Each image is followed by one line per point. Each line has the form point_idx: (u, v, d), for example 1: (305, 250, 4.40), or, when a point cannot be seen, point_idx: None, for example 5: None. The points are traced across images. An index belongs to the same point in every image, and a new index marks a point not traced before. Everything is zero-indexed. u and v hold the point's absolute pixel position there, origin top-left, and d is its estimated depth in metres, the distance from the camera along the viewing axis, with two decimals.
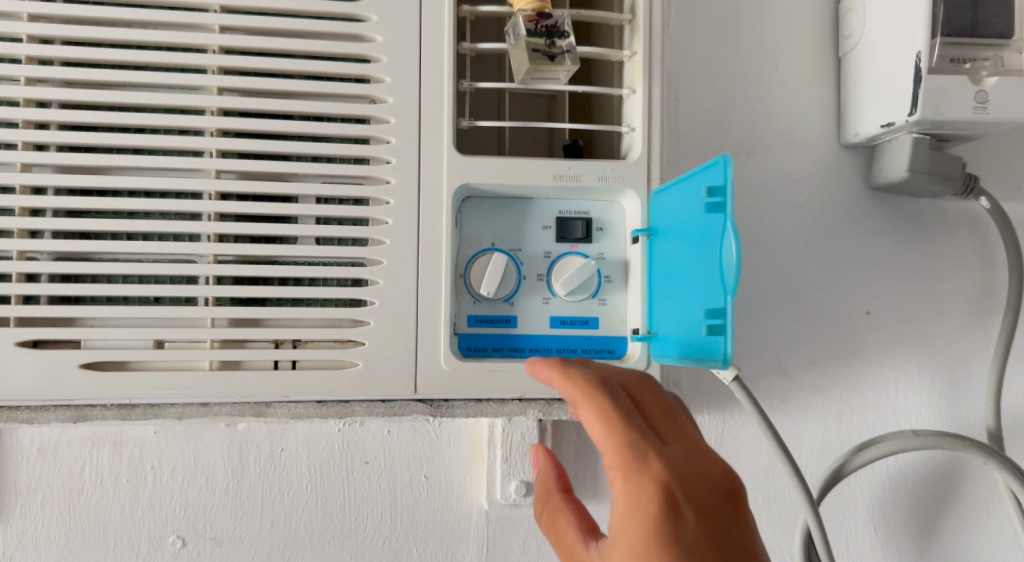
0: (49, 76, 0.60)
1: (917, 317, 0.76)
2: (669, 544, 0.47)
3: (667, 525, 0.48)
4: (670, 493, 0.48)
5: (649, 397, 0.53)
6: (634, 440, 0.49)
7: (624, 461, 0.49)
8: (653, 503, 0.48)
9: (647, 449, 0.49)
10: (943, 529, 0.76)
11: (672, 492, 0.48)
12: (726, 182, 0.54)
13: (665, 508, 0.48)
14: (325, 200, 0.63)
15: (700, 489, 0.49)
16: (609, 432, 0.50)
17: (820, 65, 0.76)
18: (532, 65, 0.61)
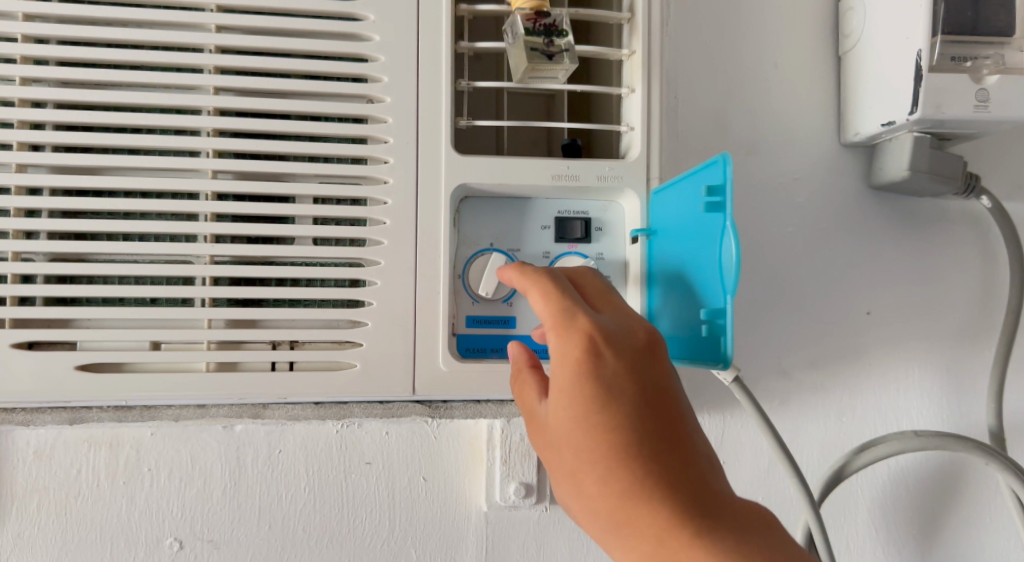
0: (44, 76, 0.60)
1: (918, 317, 0.76)
2: (597, 388, 0.50)
3: (594, 372, 0.51)
4: (597, 345, 0.51)
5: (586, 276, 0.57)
6: (566, 303, 0.53)
7: (556, 319, 0.53)
8: (580, 352, 0.51)
9: (576, 308, 0.53)
10: (944, 530, 0.75)
11: (599, 343, 0.51)
12: (725, 182, 0.53)
13: (592, 356, 0.51)
14: (322, 200, 0.63)
15: (627, 342, 0.52)
16: (545, 300, 0.54)
17: (820, 63, 0.76)
18: (530, 64, 0.61)
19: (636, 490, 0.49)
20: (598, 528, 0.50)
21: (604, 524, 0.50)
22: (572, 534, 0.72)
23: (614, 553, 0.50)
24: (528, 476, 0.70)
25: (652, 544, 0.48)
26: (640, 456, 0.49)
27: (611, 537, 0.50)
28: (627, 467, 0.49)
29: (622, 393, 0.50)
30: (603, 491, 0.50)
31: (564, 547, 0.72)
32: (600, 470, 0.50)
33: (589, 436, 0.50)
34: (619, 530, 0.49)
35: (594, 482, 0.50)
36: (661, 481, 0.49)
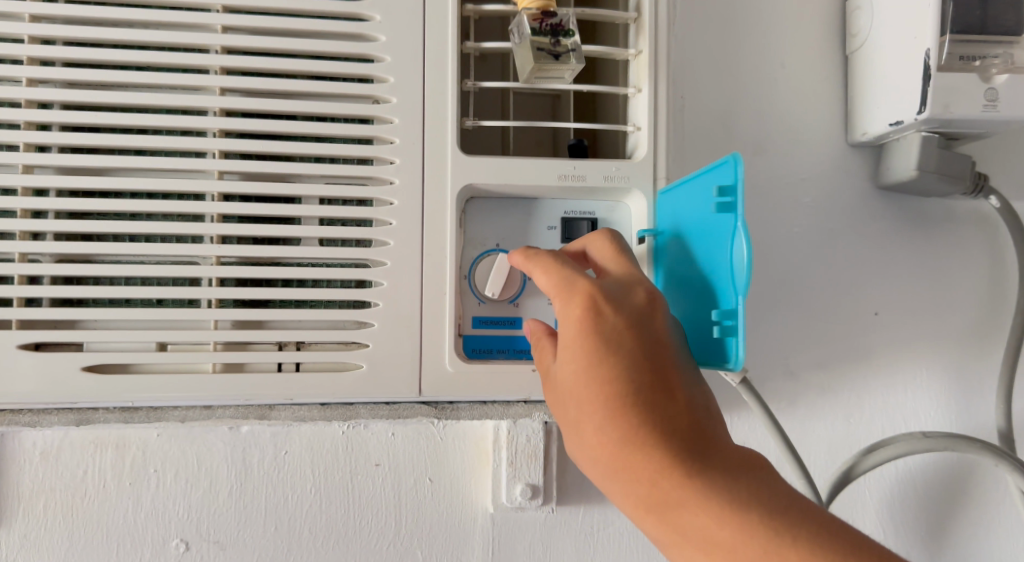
0: (51, 77, 0.60)
1: (926, 318, 0.75)
2: (596, 343, 0.54)
3: (594, 330, 0.54)
4: (597, 305, 0.55)
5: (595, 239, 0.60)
6: (567, 270, 0.57)
7: (558, 285, 0.56)
8: (580, 312, 0.55)
9: (577, 273, 0.56)
10: (953, 532, 0.75)
11: (598, 303, 0.55)
12: (736, 181, 0.53)
13: (591, 315, 0.55)
14: (328, 201, 0.62)
15: (627, 300, 0.56)
16: (546, 270, 0.57)
17: (827, 63, 0.76)
18: (536, 64, 0.61)
19: (633, 435, 0.52)
20: (599, 471, 0.54)
21: (604, 467, 0.53)
22: (579, 536, 0.72)
23: (614, 494, 0.54)
24: (534, 477, 0.70)
25: (648, 484, 0.52)
26: (637, 404, 0.53)
27: (610, 479, 0.53)
28: (625, 415, 0.53)
29: (620, 347, 0.54)
30: (602, 436, 0.53)
31: (570, 549, 0.72)
32: (598, 417, 0.53)
33: (590, 387, 0.53)
34: (617, 473, 0.53)
35: (594, 429, 0.53)
36: (656, 426, 0.52)
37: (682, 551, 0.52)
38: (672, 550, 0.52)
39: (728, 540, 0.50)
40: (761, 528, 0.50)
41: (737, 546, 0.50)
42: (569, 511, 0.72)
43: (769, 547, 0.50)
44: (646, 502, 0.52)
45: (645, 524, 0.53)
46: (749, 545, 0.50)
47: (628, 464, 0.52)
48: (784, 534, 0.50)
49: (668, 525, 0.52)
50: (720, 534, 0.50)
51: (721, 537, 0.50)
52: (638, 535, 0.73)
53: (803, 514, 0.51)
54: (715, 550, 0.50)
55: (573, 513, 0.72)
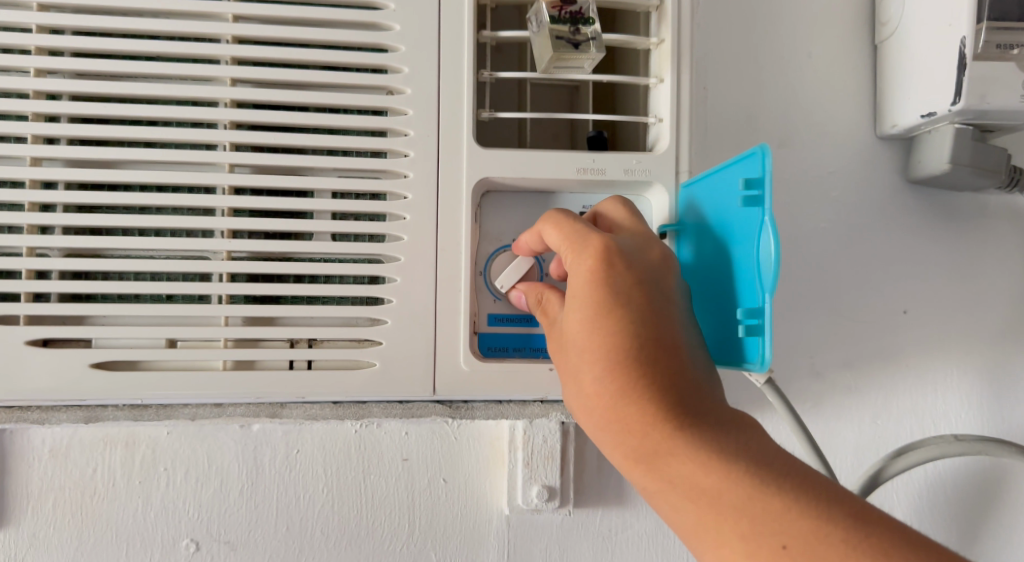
0: (59, 68, 0.59)
1: (957, 317, 0.73)
2: (604, 294, 0.53)
3: (603, 281, 0.53)
4: (610, 259, 0.54)
5: (608, 203, 0.59)
6: (581, 225, 0.56)
7: (569, 240, 0.55)
8: (591, 263, 0.54)
9: (591, 230, 0.55)
10: (985, 538, 0.72)
11: (611, 257, 0.54)
12: (763, 174, 0.51)
13: (602, 270, 0.53)
14: (341, 194, 0.61)
15: (639, 258, 0.54)
16: (558, 226, 0.56)
17: (856, 52, 0.73)
18: (555, 53, 0.59)
19: (629, 385, 0.51)
20: (592, 421, 0.53)
21: (597, 418, 0.52)
22: (596, 538, 0.70)
23: (604, 445, 0.53)
24: (551, 478, 0.68)
25: (639, 433, 0.51)
26: (636, 355, 0.51)
27: (601, 430, 0.52)
28: (623, 365, 0.51)
29: (629, 298, 0.53)
30: (597, 385, 0.52)
31: (588, 551, 0.70)
32: (595, 365, 0.52)
33: (592, 336, 0.52)
34: (608, 423, 0.52)
35: (589, 378, 0.52)
36: (653, 377, 0.51)
37: (667, 500, 0.50)
38: (658, 500, 0.51)
39: (714, 488, 0.49)
40: (747, 477, 0.48)
41: (722, 494, 0.48)
42: (586, 513, 0.70)
43: (755, 495, 0.48)
44: (636, 451, 0.51)
45: (633, 475, 0.52)
46: (734, 493, 0.48)
47: (621, 414, 0.51)
48: (771, 484, 0.48)
49: (657, 474, 0.50)
50: (707, 482, 0.49)
51: (708, 485, 0.49)
52: (658, 538, 0.71)
53: (790, 470, 0.49)
54: (700, 498, 0.49)
55: (590, 515, 0.70)
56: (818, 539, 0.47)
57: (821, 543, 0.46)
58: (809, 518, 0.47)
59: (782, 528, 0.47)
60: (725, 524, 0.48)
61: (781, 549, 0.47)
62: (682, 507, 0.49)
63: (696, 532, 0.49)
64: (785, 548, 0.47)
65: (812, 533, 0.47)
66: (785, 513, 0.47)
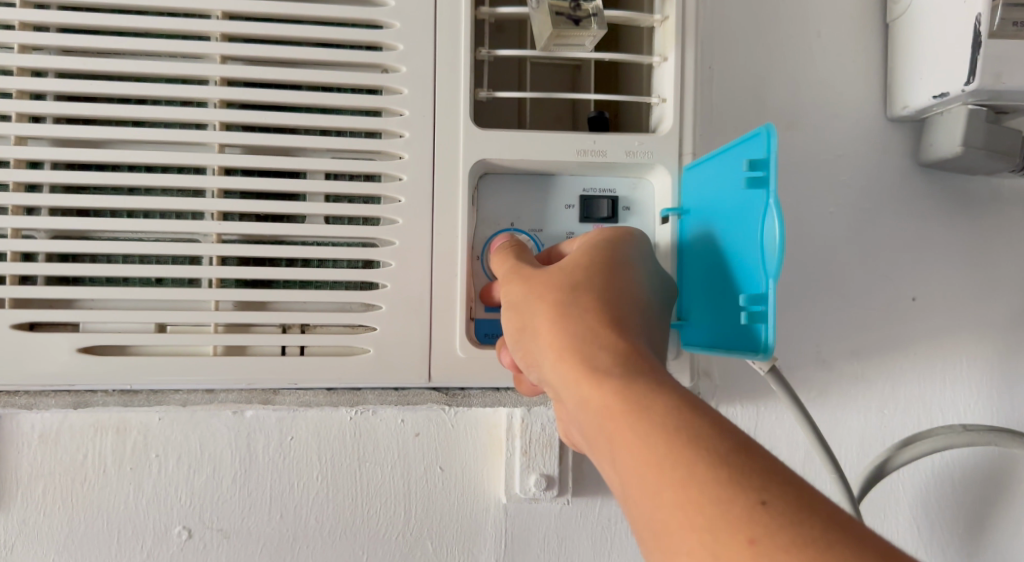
0: (44, 44, 0.57)
1: (968, 305, 0.71)
2: (619, 256, 0.53)
3: (619, 249, 0.54)
4: (629, 245, 0.55)
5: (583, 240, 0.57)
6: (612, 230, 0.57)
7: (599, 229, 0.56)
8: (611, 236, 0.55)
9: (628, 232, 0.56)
10: (993, 530, 0.71)
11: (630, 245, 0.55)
12: (768, 154, 0.49)
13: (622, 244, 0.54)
14: (335, 176, 0.59)
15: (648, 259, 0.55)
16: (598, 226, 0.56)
17: (866, 31, 0.71)
18: (555, 30, 0.57)
19: (622, 320, 0.48)
20: (566, 337, 0.48)
21: (579, 330, 0.48)
22: (596, 528, 0.69)
23: (571, 359, 0.47)
24: (550, 468, 0.67)
25: (625, 355, 0.46)
26: (636, 307, 0.50)
27: (579, 342, 0.47)
28: (622, 308, 0.49)
29: (641, 276, 0.53)
30: (592, 304, 0.49)
31: (587, 542, 0.69)
32: (600, 291, 0.50)
33: (600, 275, 0.51)
34: (592, 335, 0.47)
35: (589, 296, 0.49)
36: (644, 333, 0.49)
37: (630, 428, 0.43)
38: (616, 428, 0.44)
39: (694, 426, 0.42)
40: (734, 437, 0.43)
41: (702, 432, 0.42)
42: (586, 502, 0.69)
43: (737, 447, 0.42)
44: (615, 373, 0.45)
45: (596, 394, 0.45)
46: (716, 436, 0.42)
47: (610, 334, 0.47)
48: (756, 448, 0.42)
49: (630, 396, 0.44)
50: (687, 417, 0.43)
51: (688, 419, 0.43)
52: None
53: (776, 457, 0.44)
54: (676, 430, 0.42)
55: (589, 505, 0.69)
56: (802, 509, 0.39)
57: (806, 514, 0.39)
58: (796, 486, 0.40)
59: (765, 483, 0.40)
60: (697, 463, 0.41)
61: (759, 503, 0.39)
62: (651, 438, 0.42)
63: (657, 465, 0.42)
64: (763, 504, 0.39)
65: (798, 500, 0.40)
66: (770, 473, 0.41)
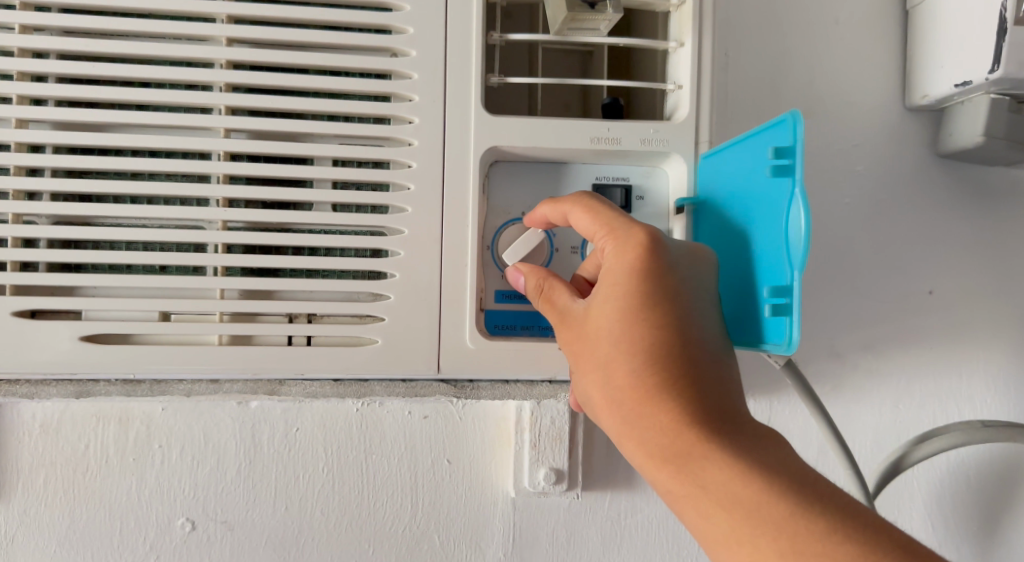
0: (46, 25, 0.55)
1: (986, 299, 0.70)
2: (648, 288, 0.49)
3: (649, 276, 0.49)
4: (658, 258, 0.50)
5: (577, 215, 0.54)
6: (615, 210, 0.52)
7: (605, 226, 0.52)
8: (630, 252, 0.50)
9: (623, 215, 0.52)
10: (1009, 528, 0.70)
11: (659, 255, 0.50)
12: (795, 142, 0.48)
13: (642, 258, 0.50)
14: (343, 162, 0.58)
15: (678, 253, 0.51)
16: (587, 210, 0.53)
17: (884, 18, 0.69)
18: (570, 13, 0.55)
19: (665, 379, 0.48)
20: (618, 415, 0.49)
21: (627, 414, 0.49)
22: (605, 523, 0.68)
23: (628, 440, 0.49)
24: (559, 461, 0.66)
25: (673, 432, 0.47)
26: (675, 351, 0.49)
27: (630, 426, 0.49)
28: (660, 362, 0.48)
29: (674, 296, 0.49)
30: (631, 376, 0.49)
31: (596, 536, 0.68)
32: (635, 351, 0.49)
33: (631, 328, 0.49)
34: (639, 419, 0.49)
35: (624, 370, 0.49)
36: (689, 377, 0.48)
37: (696, 502, 0.47)
38: (684, 507, 0.48)
39: (754, 497, 0.46)
40: (789, 493, 0.46)
41: (761, 506, 0.46)
42: (594, 497, 0.68)
43: (796, 512, 0.45)
44: (667, 451, 0.48)
45: (659, 477, 0.48)
46: (774, 507, 0.45)
47: (654, 409, 0.48)
48: (812, 502, 0.46)
49: (688, 479, 0.47)
50: (744, 492, 0.46)
51: (745, 494, 0.46)
52: (668, 523, 0.69)
53: (832, 492, 0.47)
54: (739, 512, 0.46)
55: (598, 499, 0.68)
56: None
57: None
58: (854, 542, 0.45)
59: (826, 548, 0.45)
60: (763, 538, 0.45)
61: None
62: (715, 517, 0.46)
63: (727, 543, 0.46)
64: None
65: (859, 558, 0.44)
66: (830, 535, 0.45)
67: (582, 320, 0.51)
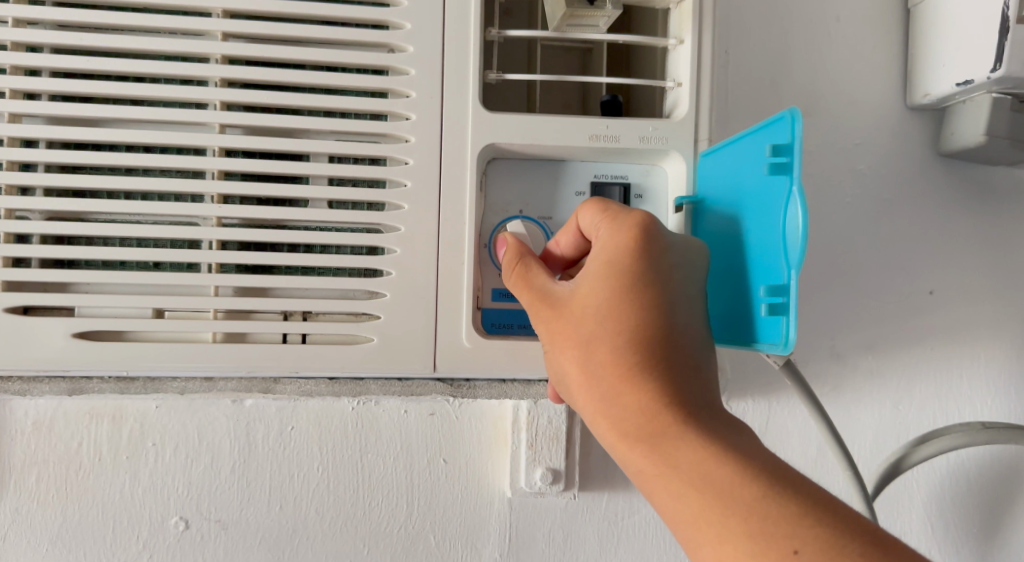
0: (40, 18, 0.55)
1: (986, 299, 0.69)
2: (637, 270, 0.49)
3: (640, 256, 0.49)
4: (649, 240, 0.50)
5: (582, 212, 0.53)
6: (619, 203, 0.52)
7: (606, 212, 0.52)
8: (626, 233, 0.50)
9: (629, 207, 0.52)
10: (1009, 530, 0.69)
11: (651, 239, 0.50)
12: (793, 140, 0.47)
13: (638, 241, 0.49)
14: (339, 159, 0.57)
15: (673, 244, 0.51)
16: (592, 204, 0.53)
17: (886, 16, 0.69)
18: (569, 9, 0.55)
19: (646, 357, 0.48)
20: (595, 394, 0.49)
21: (604, 391, 0.48)
22: (602, 523, 0.67)
23: (603, 419, 0.48)
24: (556, 461, 0.65)
25: (649, 410, 0.47)
26: (658, 331, 0.48)
27: (606, 404, 0.48)
28: (643, 341, 0.48)
29: (663, 280, 0.49)
30: (612, 354, 0.48)
31: (593, 537, 0.67)
32: (620, 329, 0.48)
33: (618, 307, 0.48)
34: (615, 398, 0.48)
35: (606, 349, 0.48)
36: (669, 358, 0.48)
37: (666, 482, 0.46)
38: (654, 487, 0.47)
39: (726, 478, 0.45)
40: (761, 477, 0.45)
41: (732, 486, 0.45)
42: (592, 497, 0.67)
43: (766, 495, 0.44)
44: (641, 429, 0.47)
45: (631, 456, 0.47)
46: (745, 488, 0.45)
47: (632, 386, 0.48)
48: (784, 487, 0.45)
49: (660, 459, 0.46)
50: (716, 473, 0.45)
51: (716, 475, 0.45)
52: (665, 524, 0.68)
53: (805, 482, 0.46)
54: (709, 492, 0.45)
55: (595, 500, 0.67)
56: (832, 551, 0.43)
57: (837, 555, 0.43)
58: (824, 528, 0.44)
59: (796, 532, 0.43)
60: (731, 519, 0.44)
61: (791, 554, 0.43)
62: (685, 498, 0.45)
63: (695, 524, 0.45)
64: (797, 554, 0.43)
65: (828, 543, 0.43)
66: (799, 518, 0.44)
67: (568, 301, 0.50)
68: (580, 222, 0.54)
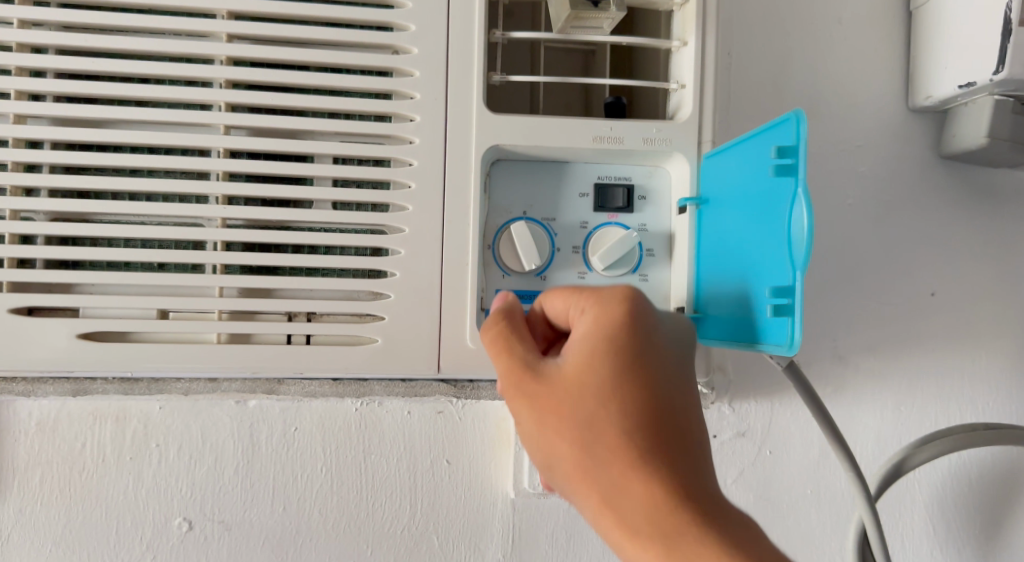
0: (45, 19, 0.55)
1: (988, 300, 0.69)
2: (632, 352, 0.45)
3: (634, 336, 0.45)
4: (642, 318, 0.46)
5: (555, 297, 0.49)
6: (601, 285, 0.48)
7: (590, 295, 0.47)
8: (618, 312, 0.46)
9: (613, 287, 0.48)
10: (1010, 531, 0.69)
11: (643, 318, 0.46)
12: (799, 141, 0.48)
13: (630, 322, 0.46)
14: (343, 160, 0.57)
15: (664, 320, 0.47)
16: (566, 293, 0.49)
17: (888, 18, 0.69)
18: (573, 11, 0.55)
19: (650, 448, 0.43)
20: (597, 489, 0.43)
21: (607, 487, 0.43)
22: None
23: (609, 517, 0.43)
24: None
25: (659, 507, 0.42)
26: (659, 421, 0.44)
27: (611, 502, 0.43)
28: (646, 429, 0.43)
29: (659, 363, 0.45)
30: (615, 446, 0.43)
31: (596, 538, 0.67)
32: (621, 419, 0.44)
33: (616, 395, 0.44)
34: (621, 492, 0.43)
35: (608, 439, 0.43)
36: (674, 446, 0.43)
37: None
38: None
39: None
40: None
41: None
42: None
43: None
44: (652, 526, 0.42)
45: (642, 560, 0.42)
46: None
47: (639, 480, 0.42)
48: None
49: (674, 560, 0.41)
50: None
51: None
52: None
53: None
54: None
55: None
56: None
57: None
58: None
59: None
60: None
61: None
62: None
63: None
64: None
65: None
66: None
67: (560, 393, 0.45)
68: (550, 311, 0.49)
